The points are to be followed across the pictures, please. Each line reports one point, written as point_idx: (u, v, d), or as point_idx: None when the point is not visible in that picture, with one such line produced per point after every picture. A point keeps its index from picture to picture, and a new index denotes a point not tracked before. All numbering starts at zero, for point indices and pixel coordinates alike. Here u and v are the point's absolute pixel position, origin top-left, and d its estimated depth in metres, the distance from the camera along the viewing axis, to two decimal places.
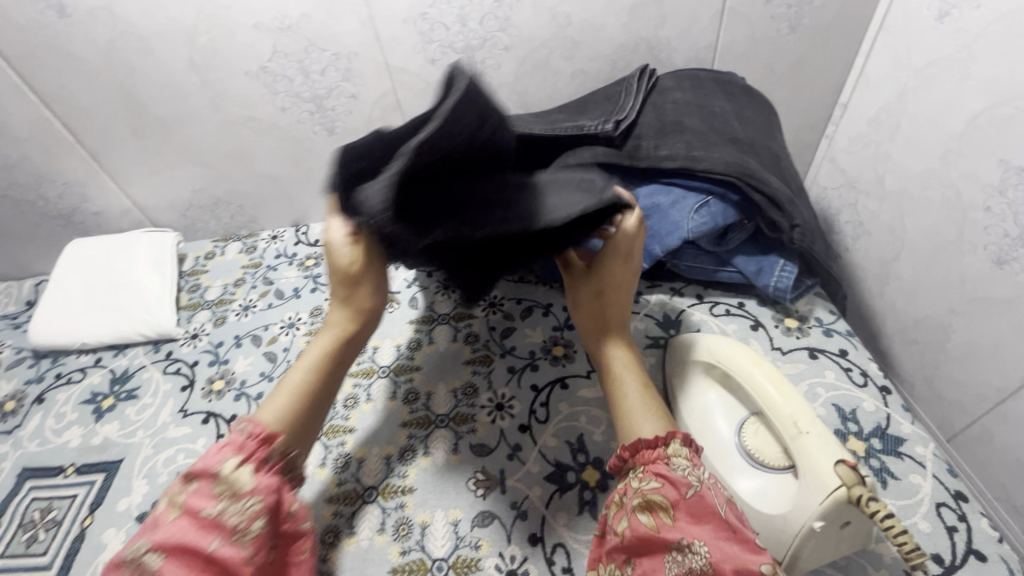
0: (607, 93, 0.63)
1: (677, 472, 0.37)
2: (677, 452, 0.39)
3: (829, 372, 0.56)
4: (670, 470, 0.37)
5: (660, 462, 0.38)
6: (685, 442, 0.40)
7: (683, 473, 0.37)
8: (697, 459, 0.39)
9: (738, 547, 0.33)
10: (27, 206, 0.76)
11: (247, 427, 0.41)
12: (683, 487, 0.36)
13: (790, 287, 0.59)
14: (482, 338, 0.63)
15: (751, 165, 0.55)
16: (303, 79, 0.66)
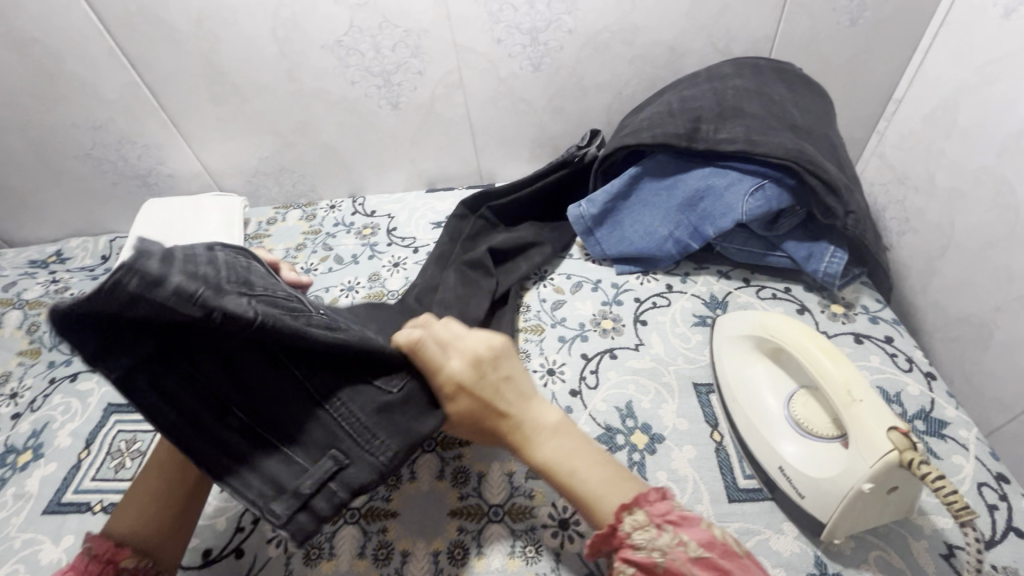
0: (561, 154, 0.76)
1: (640, 553, 0.36)
2: (636, 525, 0.37)
3: (874, 356, 0.57)
4: (635, 552, 0.37)
5: (625, 545, 0.37)
6: (640, 507, 0.38)
7: (647, 550, 0.36)
8: (657, 513, 0.37)
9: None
10: (108, 165, 0.82)
11: (92, 548, 0.42)
12: (653, 564, 0.36)
13: (839, 273, 0.60)
14: (533, 309, 0.67)
15: (810, 151, 0.56)
16: (374, 55, 0.69)
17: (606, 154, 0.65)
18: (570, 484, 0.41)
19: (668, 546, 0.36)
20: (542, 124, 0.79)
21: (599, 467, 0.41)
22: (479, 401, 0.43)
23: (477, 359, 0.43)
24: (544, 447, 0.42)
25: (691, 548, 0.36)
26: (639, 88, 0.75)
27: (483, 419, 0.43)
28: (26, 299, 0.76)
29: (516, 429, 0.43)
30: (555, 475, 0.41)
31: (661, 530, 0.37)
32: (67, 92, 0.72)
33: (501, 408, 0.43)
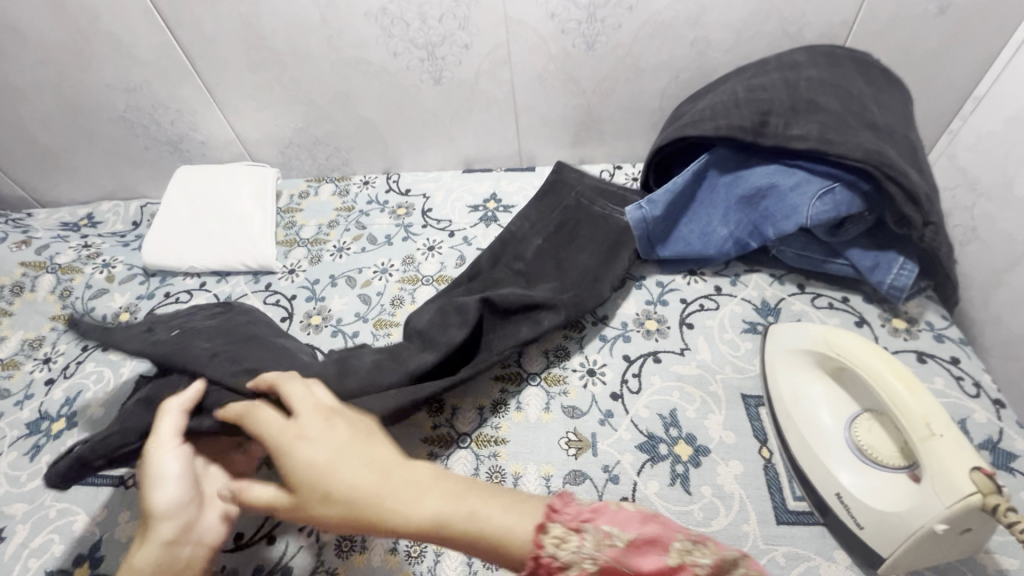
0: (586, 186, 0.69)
1: (572, 570, 0.32)
2: (557, 539, 0.33)
3: (938, 378, 0.54)
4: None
5: (555, 571, 0.32)
6: (551, 520, 0.34)
7: (577, 564, 0.32)
8: (571, 517, 0.34)
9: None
10: (140, 129, 0.80)
11: None
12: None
13: (907, 287, 0.56)
14: None
15: (891, 153, 0.52)
16: (419, 25, 0.65)
17: (662, 144, 0.61)
18: (465, 520, 0.35)
19: (593, 550, 0.32)
20: (590, 106, 0.75)
21: (493, 495, 0.36)
22: (338, 449, 0.39)
23: (335, 415, 0.41)
24: (429, 492, 0.36)
25: (617, 541, 0.33)
26: (698, 73, 0.70)
27: (340, 472, 0.37)
28: (58, 263, 0.75)
29: (383, 475, 0.37)
30: (448, 521, 0.35)
31: (580, 534, 0.33)
32: (102, 52, 0.70)
33: (365, 449, 0.39)
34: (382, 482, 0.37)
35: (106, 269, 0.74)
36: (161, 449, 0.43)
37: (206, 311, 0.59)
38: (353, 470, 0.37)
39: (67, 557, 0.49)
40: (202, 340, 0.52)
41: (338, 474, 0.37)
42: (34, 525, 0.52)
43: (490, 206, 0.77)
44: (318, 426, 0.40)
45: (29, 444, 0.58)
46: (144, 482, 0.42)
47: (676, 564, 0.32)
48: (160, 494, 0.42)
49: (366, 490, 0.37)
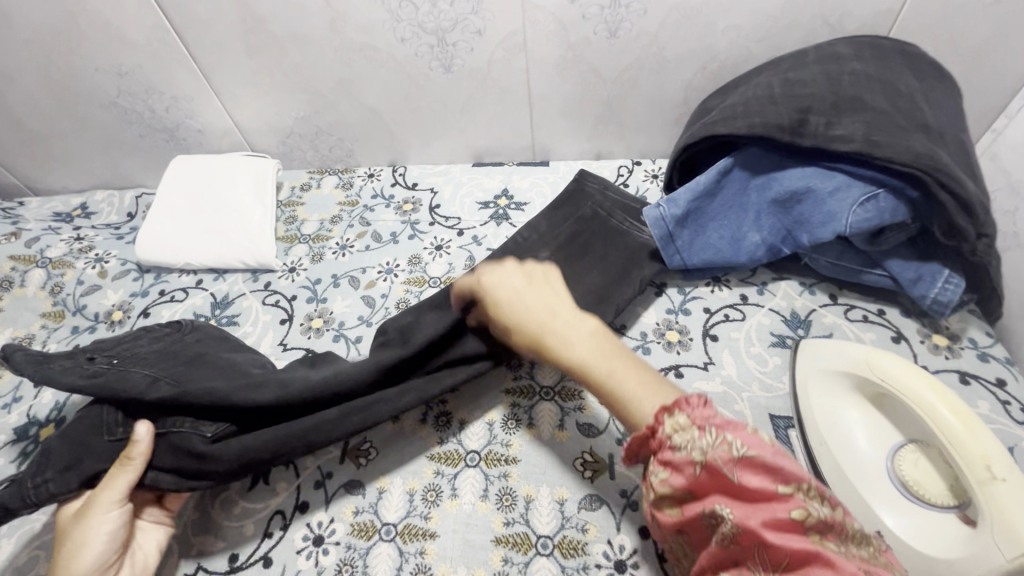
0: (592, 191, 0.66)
1: (679, 453, 0.32)
2: (676, 424, 0.33)
3: (983, 402, 0.50)
4: (672, 454, 0.32)
5: (663, 446, 0.33)
6: (680, 408, 0.33)
7: (686, 450, 0.32)
8: (701, 415, 0.32)
9: (767, 509, 0.29)
10: (134, 116, 0.76)
11: None
12: (691, 466, 0.31)
13: (952, 302, 0.52)
14: None
15: (945, 158, 0.47)
16: (428, 9, 0.60)
17: (689, 142, 0.57)
18: (607, 374, 0.38)
19: (708, 446, 0.31)
20: (609, 98, 0.70)
21: (638, 368, 0.38)
22: (529, 294, 0.44)
23: (527, 269, 0.46)
24: (583, 343, 0.40)
25: (734, 449, 0.30)
26: (727, 64, 0.65)
27: (522, 311, 0.43)
28: (49, 257, 0.72)
29: (556, 314, 0.42)
30: (590, 368, 0.39)
31: (703, 432, 0.31)
32: (92, 34, 0.66)
33: (550, 291, 0.44)
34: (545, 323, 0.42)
35: (99, 264, 0.71)
36: (103, 506, 0.42)
37: (152, 334, 0.54)
38: (525, 308, 0.43)
39: None
40: (143, 367, 0.48)
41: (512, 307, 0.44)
42: (20, 538, 0.49)
43: (501, 203, 0.73)
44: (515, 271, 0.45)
45: (16, 450, 0.56)
46: (71, 541, 0.41)
47: (787, 493, 0.30)
48: (81, 559, 0.40)
49: (539, 321, 0.42)
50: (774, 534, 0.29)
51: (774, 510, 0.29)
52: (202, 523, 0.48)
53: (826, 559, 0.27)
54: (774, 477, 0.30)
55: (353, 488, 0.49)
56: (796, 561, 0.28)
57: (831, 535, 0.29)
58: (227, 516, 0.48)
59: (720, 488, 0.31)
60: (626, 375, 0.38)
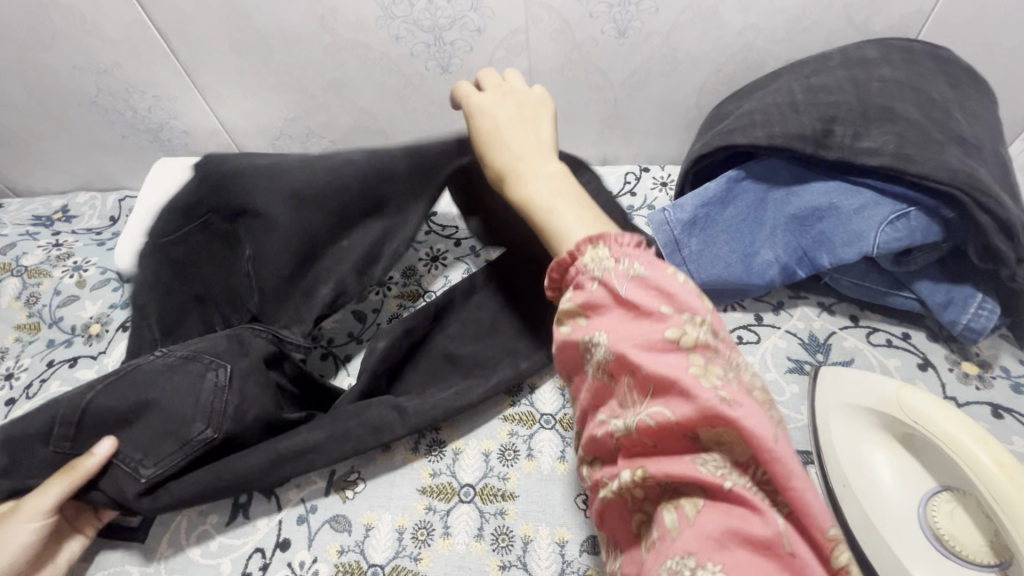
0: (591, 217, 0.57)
1: (586, 274, 0.34)
2: (593, 255, 0.34)
3: (1018, 438, 0.46)
4: (580, 276, 0.34)
5: (575, 271, 0.35)
6: (603, 242, 0.34)
7: (593, 271, 0.33)
8: (617, 247, 0.34)
9: (646, 325, 0.30)
10: (116, 115, 0.72)
11: None
12: (591, 288, 0.33)
13: (986, 329, 0.48)
14: None
15: (985, 175, 0.43)
16: (424, 5, 0.56)
17: (704, 151, 0.53)
18: (548, 211, 0.40)
19: (610, 268, 0.33)
20: (616, 101, 0.66)
21: (586, 211, 0.39)
22: (510, 123, 0.45)
23: (516, 101, 0.47)
24: (539, 177, 0.42)
25: (633, 273, 0.32)
26: (742, 67, 0.61)
27: (497, 138, 0.45)
28: (24, 265, 0.68)
29: (524, 154, 0.44)
30: (533, 204, 0.41)
31: (615, 259, 0.33)
32: (67, 30, 0.62)
33: (527, 128, 0.45)
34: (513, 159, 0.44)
35: (78, 273, 0.67)
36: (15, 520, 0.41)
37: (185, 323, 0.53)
38: (496, 145, 0.45)
39: None
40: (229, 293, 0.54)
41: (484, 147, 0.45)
42: None
43: None
44: (501, 103, 0.47)
45: None
46: None
47: (669, 316, 0.30)
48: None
49: (508, 156, 0.44)
50: (644, 349, 0.29)
51: (650, 329, 0.30)
52: (177, 560, 0.45)
53: (686, 375, 0.28)
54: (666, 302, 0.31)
55: (339, 524, 0.46)
56: (660, 375, 0.28)
57: (707, 356, 0.29)
58: (203, 554, 0.45)
59: (614, 307, 0.32)
60: (562, 211, 0.39)
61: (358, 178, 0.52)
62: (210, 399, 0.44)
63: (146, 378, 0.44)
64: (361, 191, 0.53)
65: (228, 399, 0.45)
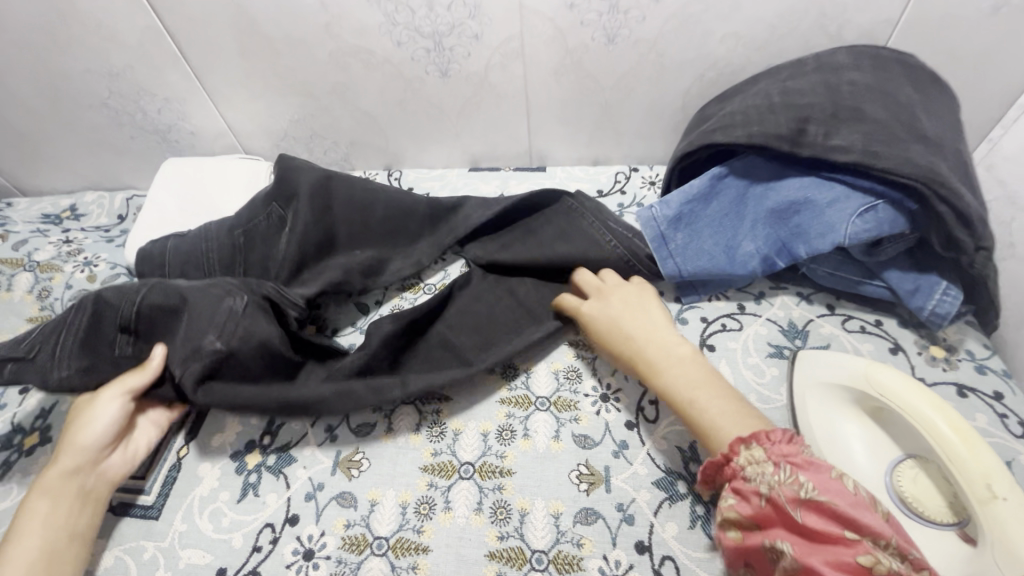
0: (584, 227, 0.61)
1: (749, 484, 0.35)
2: (750, 457, 0.36)
3: (980, 415, 0.50)
4: (744, 484, 0.36)
5: (735, 475, 0.37)
6: (758, 443, 0.36)
7: (756, 482, 0.35)
8: (778, 450, 0.35)
9: (832, 549, 0.32)
10: (126, 117, 0.75)
11: None
12: (757, 497, 0.35)
13: (950, 314, 0.52)
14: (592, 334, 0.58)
15: (944, 170, 0.47)
16: (425, 13, 0.59)
17: (689, 149, 0.57)
18: (689, 400, 0.43)
19: (778, 481, 0.34)
20: (607, 104, 0.70)
21: (725, 397, 0.42)
22: (619, 313, 0.52)
23: (619, 296, 0.54)
24: (674, 368, 0.45)
25: (804, 489, 0.33)
26: (725, 72, 0.65)
27: (611, 330, 0.51)
28: (36, 261, 0.70)
29: (650, 342, 0.48)
30: (675, 397, 0.44)
31: (775, 466, 0.35)
32: (82, 34, 0.64)
33: (642, 316, 0.51)
34: (643, 343, 0.49)
35: (88, 268, 0.69)
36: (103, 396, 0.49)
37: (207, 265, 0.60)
38: (620, 340, 0.50)
39: None
40: (246, 261, 0.60)
41: (603, 335, 0.51)
42: None
43: None
44: (610, 299, 0.54)
45: None
46: (78, 421, 0.48)
47: (854, 539, 0.31)
48: (84, 436, 0.48)
49: (634, 349, 0.49)
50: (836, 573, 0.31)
51: (840, 554, 0.31)
52: (190, 535, 0.47)
53: None
54: (842, 523, 0.32)
55: (344, 500, 0.48)
56: None
57: None
58: (215, 528, 0.47)
59: (786, 520, 0.34)
60: (707, 398, 0.42)
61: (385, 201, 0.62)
62: (222, 318, 0.50)
63: (176, 293, 0.52)
64: (392, 198, 0.63)
65: (236, 321, 0.51)
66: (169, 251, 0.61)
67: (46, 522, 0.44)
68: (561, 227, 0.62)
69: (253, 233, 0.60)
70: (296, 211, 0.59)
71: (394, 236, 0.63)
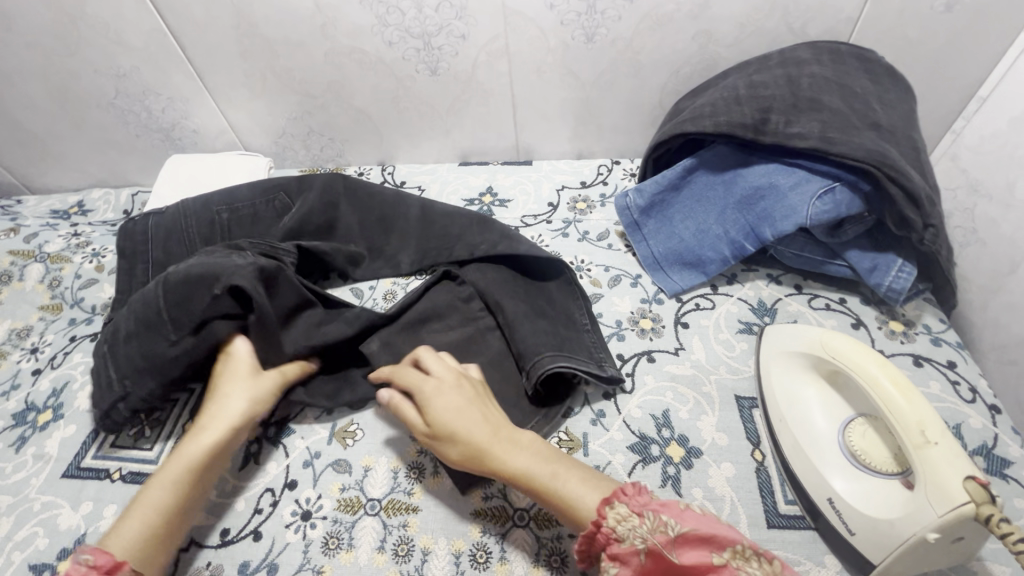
0: (566, 307, 0.59)
1: (624, 544, 0.37)
2: (618, 515, 0.38)
3: (935, 382, 0.53)
4: (620, 547, 0.37)
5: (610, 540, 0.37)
6: (618, 500, 0.38)
7: (629, 540, 0.36)
8: (637, 503, 0.37)
9: None
10: (131, 116, 0.78)
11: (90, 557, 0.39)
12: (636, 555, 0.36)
13: (905, 289, 0.56)
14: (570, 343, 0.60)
15: (893, 154, 0.50)
16: (415, 14, 0.63)
17: (662, 139, 0.60)
18: (552, 477, 0.42)
19: (648, 532, 0.36)
20: (589, 100, 0.73)
21: (575, 471, 0.43)
22: (460, 400, 0.46)
23: (448, 380, 0.48)
24: (523, 452, 0.44)
25: (670, 530, 0.35)
26: (699, 68, 0.69)
27: (445, 418, 0.45)
28: (47, 252, 0.74)
29: (494, 428, 0.45)
30: (535, 477, 0.42)
31: (642, 518, 0.36)
32: (92, 37, 0.68)
33: (479, 400, 0.47)
34: (490, 428, 0.45)
35: (96, 259, 0.73)
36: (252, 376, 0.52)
37: (195, 216, 0.64)
38: (466, 419, 0.45)
39: (52, 550, 0.49)
40: (241, 230, 0.65)
41: (446, 412, 0.45)
42: (18, 517, 0.51)
43: (485, 200, 0.76)
44: (442, 379, 0.48)
45: (15, 435, 0.57)
46: (230, 387, 0.51)
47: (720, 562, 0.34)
48: (232, 405, 0.50)
49: (480, 434, 0.44)
50: None
51: None
52: None
53: None
54: (709, 545, 0.35)
55: (340, 466, 0.52)
56: None
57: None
58: (218, 493, 0.51)
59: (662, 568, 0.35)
60: (570, 473, 0.42)
61: (390, 192, 0.67)
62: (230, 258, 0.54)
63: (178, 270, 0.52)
64: (389, 193, 0.67)
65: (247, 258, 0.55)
66: (152, 228, 0.64)
67: (184, 485, 0.46)
68: (551, 295, 0.60)
69: (256, 213, 0.66)
70: (301, 197, 0.65)
71: (388, 225, 0.66)
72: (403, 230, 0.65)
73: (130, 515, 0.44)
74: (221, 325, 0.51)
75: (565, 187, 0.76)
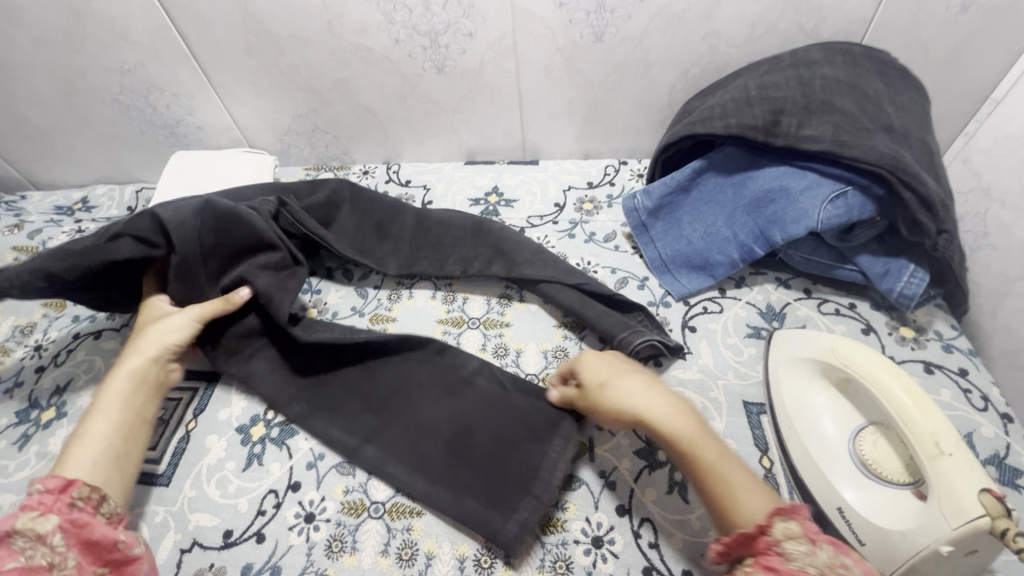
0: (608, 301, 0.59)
1: (792, 563, 0.32)
2: (788, 532, 0.34)
3: (946, 390, 0.53)
4: (782, 562, 0.33)
5: (771, 553, 0.33)
6: (793, 517, 0.34)
7: (800, 562, 0.32)
8: (813, 529, 0.34)
9: None
10: (136, 112, 0.78)
11: (42, 484, 0.40)
12: None
13: (917, 295, 0.55)
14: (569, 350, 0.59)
15: (907, 157, 0.50)
16: (422, 11, 0.63)
17: (672, 140, 0.60)
18: (714, 456, 0.40)
19: (825, 565, 0.32)
20: (597, 99, 0.72)
21: (740, 462, 0.40)
22: (619, 365, 0.48)
23: (619, 354, 0.50)
24: (684, 416, 0.43)
25: None
26: (709, 68, 0.68)
27: (618, 375, 0.46)
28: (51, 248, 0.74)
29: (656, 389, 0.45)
30: (696, 446, 0.41)
31: (821, 549, 0.32)
32: (98, 33, 0.68)
33: (643, 368, 0.48)
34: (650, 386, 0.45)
35: None
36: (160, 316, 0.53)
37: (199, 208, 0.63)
38: (622, 377, 0.46)
39: None
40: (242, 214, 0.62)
41: (602, 372, 0.47)
42: None
43: (491, 200, 0.75)
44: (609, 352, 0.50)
45: (18, 433, 0.57)
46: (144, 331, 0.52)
47: None
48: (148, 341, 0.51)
49: (638, 390, 0.45)
50: None
51: None
52: (198, 500, 0.50)
53: None
54: None
55: (344, 468, 0.51)
56: None
57: None
58: (221, 494, 0.50)
59: None
60: (730, 457, 0.40)
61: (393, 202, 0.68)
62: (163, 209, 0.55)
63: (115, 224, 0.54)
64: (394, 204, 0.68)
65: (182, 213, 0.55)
66: None
67: (127, 408, 0.47)
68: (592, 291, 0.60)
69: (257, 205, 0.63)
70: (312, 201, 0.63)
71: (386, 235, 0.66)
72: (398, 236, 0.65)
73: (76, 444, 0.44)
74: (127, 245, 0.53)
75: (571, 188, 0.76)
